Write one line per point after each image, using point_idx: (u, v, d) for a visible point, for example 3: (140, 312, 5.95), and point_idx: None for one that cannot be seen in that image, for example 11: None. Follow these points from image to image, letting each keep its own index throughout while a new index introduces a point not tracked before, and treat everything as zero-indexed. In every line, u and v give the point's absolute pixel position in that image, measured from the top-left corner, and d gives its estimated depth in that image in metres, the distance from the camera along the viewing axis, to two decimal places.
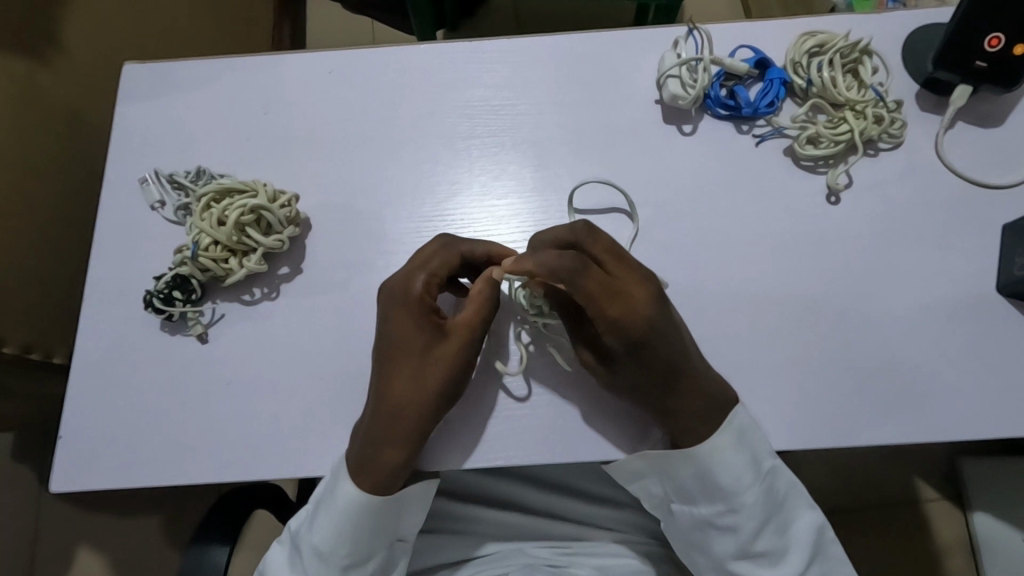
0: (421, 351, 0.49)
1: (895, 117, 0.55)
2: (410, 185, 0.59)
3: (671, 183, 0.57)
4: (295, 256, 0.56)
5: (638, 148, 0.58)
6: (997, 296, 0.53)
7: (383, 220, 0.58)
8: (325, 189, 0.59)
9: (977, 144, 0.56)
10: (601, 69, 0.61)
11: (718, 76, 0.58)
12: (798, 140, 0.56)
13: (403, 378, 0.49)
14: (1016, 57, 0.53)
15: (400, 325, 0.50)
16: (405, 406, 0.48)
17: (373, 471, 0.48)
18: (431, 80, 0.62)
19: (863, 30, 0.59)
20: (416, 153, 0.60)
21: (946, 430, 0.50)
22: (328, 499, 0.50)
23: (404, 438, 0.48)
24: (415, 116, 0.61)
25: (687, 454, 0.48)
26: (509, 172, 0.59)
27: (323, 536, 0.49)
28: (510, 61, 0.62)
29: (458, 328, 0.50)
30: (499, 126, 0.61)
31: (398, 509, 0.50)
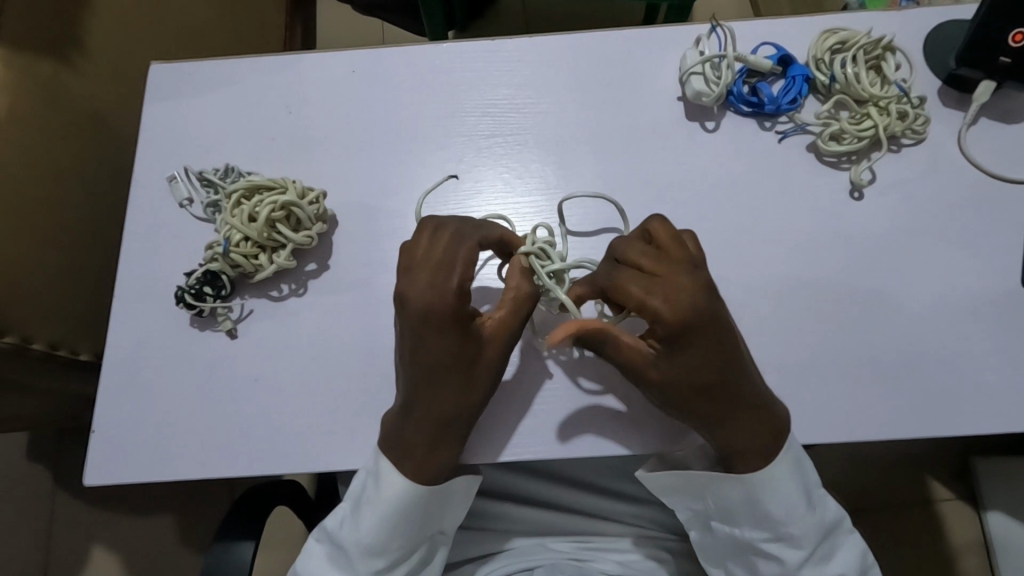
0: (465, 362, 0.47)
1: (919, 113, 0.56)
2: (435, 182, 0.59)
3: (695, 180, 0.58)
4: (320, 253, 0.57)
5: (661, 144, 0.59)
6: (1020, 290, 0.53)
7: (407, 218, 0.58)
8: (351, 186, 0.59)
9: (999, 140, 0.57)
10: (623, 67, 0.62)
11: (741, 73, 0.58)
12: (821, 136, 0.56)
13: (449, 390, 0.47)
14: None
15: (438, 336, 0.46)
16: (456, 416, 0.48)
17: (425, 472, 0.49)
18: (455, 78, 0.63)
19: (885, 27, 0.59)
20: (440, 152, 0.60)
21: (972, 424, 0.51)
22: (370, 494, 0.50)
23: (454, 438, 0.49)
24: (438, 115, 0.61)
25: (739, 480, 0.48)
26: (533, 170, 0.59)
27: (370, 532, 0.50)
28: (533, 60, 0.63)
29: (497, 336, 0.48)
30: (522, 124, 0.61)
31: (442, 503, 0.51)
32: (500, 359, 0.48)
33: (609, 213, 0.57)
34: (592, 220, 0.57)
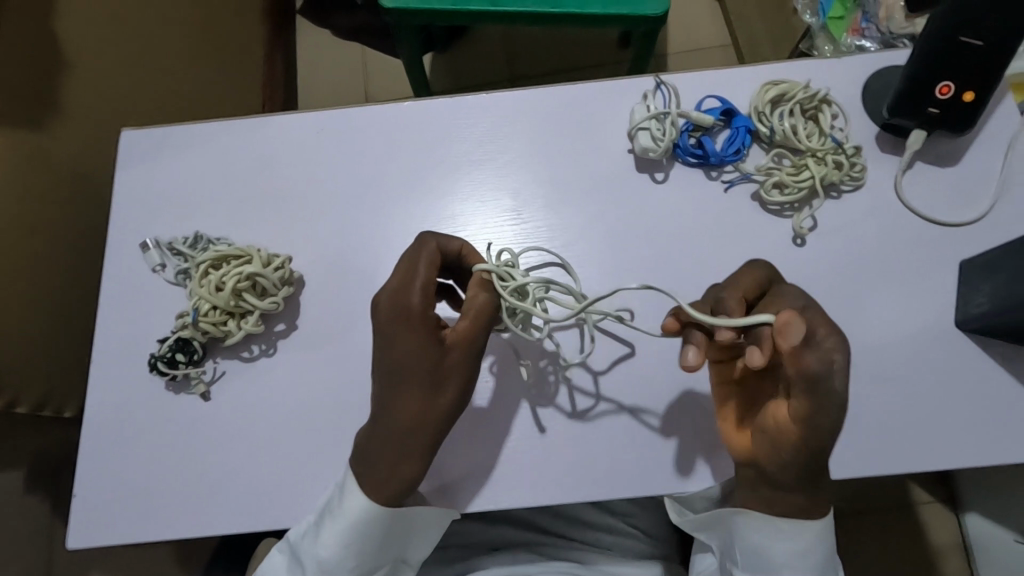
0: (425, 371, 0.48)
1: (854, 162, 0.58)
2: (399, 239, 0.61)
3: (648, 229, 0.60)
4: (289, 313, 0.59)
5: (614, 196, 0.61)
6: (958, 330, 0.56)
7: (374, 273, 0.60)
8: (317, 245, 0.62)
9: (935, 183, 0.59)
10: (577, 120, 0.64)
11: (685, 126, 0.60)
12: (764, 185, 0.58)
13: (410, 401, 0.48)
14: (964, 103, 0.56)
15: (405, 341, 0.48)
16: (420, 424, 0.49)
17: (388, 486, 0.50)
18: (416, 135, 0.64)
19: (825, 75, 0.62)
20: (403, 208, 0.62)
21: (912, 462, 0.53)
22: (334, 507, 0.51)
23: (420, 451, 0.49)
24: (402, 170, 0.63)
25: (791, 538, 0.49)
26: (493, 223, 0.62)
27: (330, 550, 0.51)
28: (492, 115, 0.65)
29: (459, 346, 0.49)
30: (482, 178, 0.63)
31: (403, 527, 0.53)
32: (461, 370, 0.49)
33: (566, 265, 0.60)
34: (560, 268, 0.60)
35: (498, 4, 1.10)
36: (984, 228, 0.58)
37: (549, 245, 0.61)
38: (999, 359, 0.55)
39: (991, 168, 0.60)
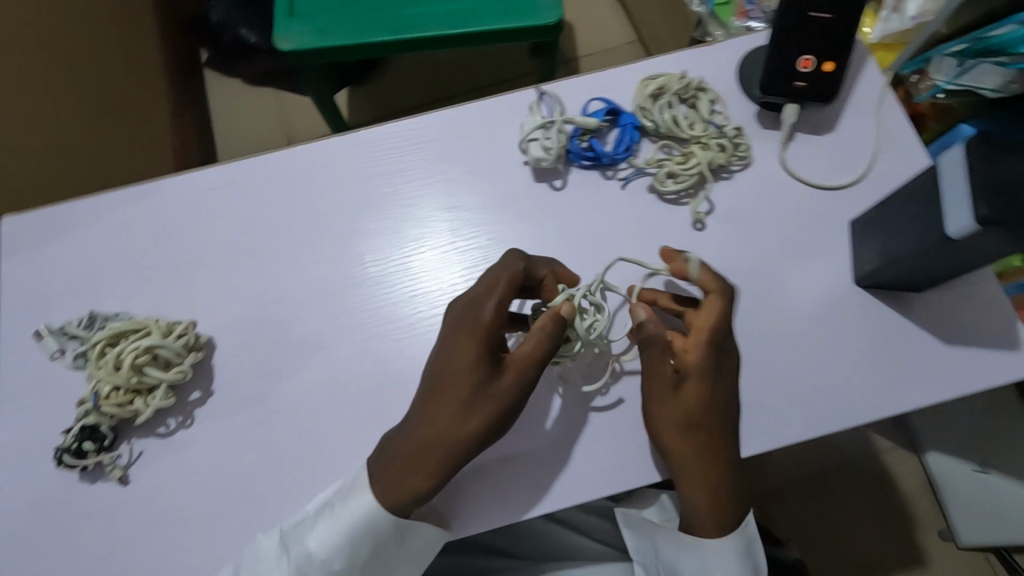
0: (473, 384, 0.49)
1: (738, 142, 0.60)
2: (340, 281, 0.60)
3: (560, 235, 0.61)
4: (202, 380, 0.57)
5: (525, 207, 0.62)
6: (857, 287, 0.58)
7: (307, 321, 0.59)
8: (225, 305, 0.60)
9: (816, 151, 0.62)
10: (479, 137, 0.64)
11: (574, 132, 0.61)
12: (657, 177, 0.60)
13: (447, 409, 0.49)
14: (829, 73, 0.58)
15: (461, 349, 0.50)
16: (451, 437, 0.49)
17: (396, 495, 0.50)
18: (344, 173, 0.63)
19: (700, 63, 0.64)
20: (343, 248, 0.61)
21: (836, 421, 0.54)
22: (336, 502, 0.51)
23: (436, 464, 0.49)
24: (311, 214, 0.62)
25: (696, 547, 0.54)
26: (440, 249, 0.61)
27: (325, 547, 0.50)
28: (418, 141, 0.64)
29: (513, 365, 0.50)
30: (421, 205, 0.62)
31: (396, 538, 0.51)
32: (508, 394, 0.49)
33: None
34: None
35: (399, 33, 1.10)
36: (865, 190, 0.60)
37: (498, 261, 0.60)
38: (895, 314, 0.57)
39: (865, 132, 0.62)
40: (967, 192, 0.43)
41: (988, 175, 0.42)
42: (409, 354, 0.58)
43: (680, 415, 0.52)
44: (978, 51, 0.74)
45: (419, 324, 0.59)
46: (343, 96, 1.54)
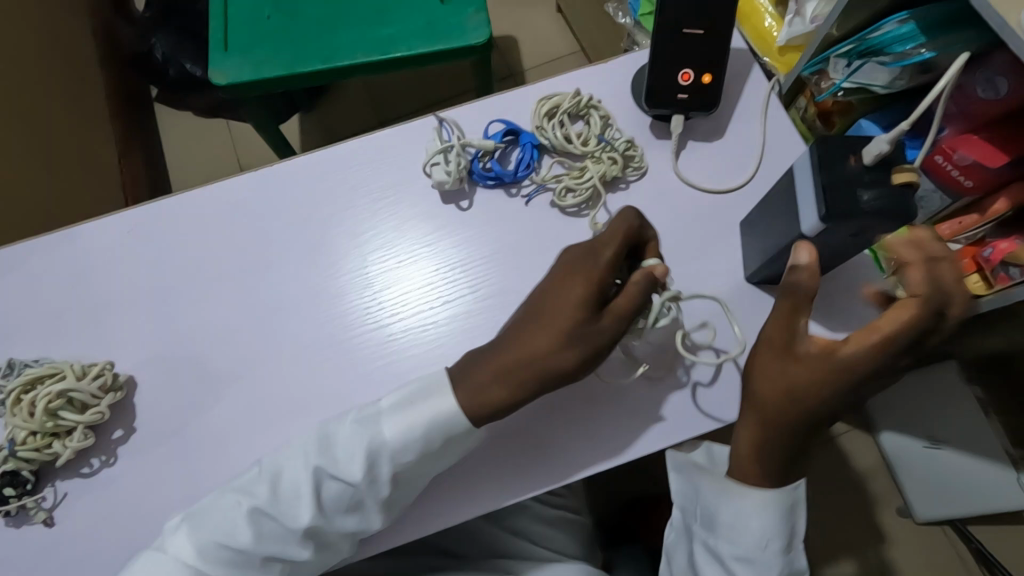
0: (576, 320, 0.52)
1: (631, 154, 0.63)
2: (303, 297, 0.63)
3: (474, 252, 0.63)
4: (126, 419, 0.59)
5: (444, 228, 0.64)
6: (748, 284, 0.61)
7: (282, 336, 0.61)
8: (146, 342, 0.61)
9: (707, 158, 0.65)
10: (396, 162, 0.66)
11: (475, 154, 0.64)
12: (556, 192, 0.63)
13: (552, 337, 0.52)
14: (707, 85, 0.61)
15: (575, 285, 0.53)
16: (542, 360, 0.52)
17: (477, 409, 0.54)
18: (302, 194, 0.66)
19: (593, 81, 0.67)
20: (306, 265, 0.64)
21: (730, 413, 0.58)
22: (418, 400, 0.55)
23: (523, 386, 0.53)
24: (239, 246, 0.64)
25: (741, 492, 0.53)
26: (404, 257, 0.64)
27: (395, 435, 0.54)
28: (371, 159, 0.67)
29: (613, 310, 0.52)
30: (382, 217, 0.65)
31: (453, 445, 0.55)
32: (609, 330, 0.52)
33: (478, 281, 0.62)
34: (473, 282, 0.62)
35: (330, 61, 1.13)
36: (753, 191, 0.64)
37: (459, 265, 0.63)
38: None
39: (752, 135, 0.66)
40: (817, 195, 0.47)
41: (830, 179, 0.46)
42: (375, 360, 0.60)
43: (783, 384, 0.51)
44: (862, 51, 0.76)
45: (411, 323, 0.61)
46: (293, 123, 1.57)
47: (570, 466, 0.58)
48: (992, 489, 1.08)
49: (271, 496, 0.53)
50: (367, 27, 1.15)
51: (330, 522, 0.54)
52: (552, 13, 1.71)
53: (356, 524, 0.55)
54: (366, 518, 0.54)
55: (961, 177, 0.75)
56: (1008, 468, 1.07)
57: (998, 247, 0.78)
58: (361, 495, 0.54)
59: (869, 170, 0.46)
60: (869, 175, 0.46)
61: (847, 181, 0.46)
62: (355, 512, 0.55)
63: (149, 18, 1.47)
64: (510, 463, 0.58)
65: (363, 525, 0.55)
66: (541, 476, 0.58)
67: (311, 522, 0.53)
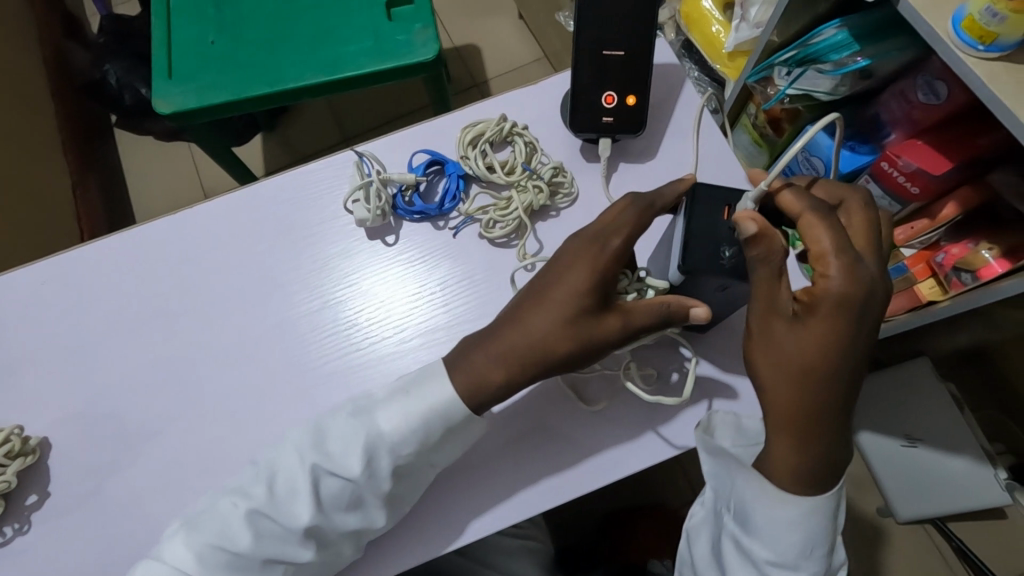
0: (576, 311, 0.50)
1: (559, 181, 0.61)
2: (239, 337, 0.60)
3: (407, 285, 0.61)
4: (38, 484, 0.56)
5: (374, 258, 0.62)
6: None
7: (230, 377, 0.59)
8: (61, 400, 0.59)
9: (640, 179, 0.63)
10: (317, 199, 0.64)
11: (397, 188, 0.62)
12: (483, 224, 0.60)
13: (553, 321, 0.51)
14: (632, 107, 0.61)
15: (580, 275, 0.51)
16: (546, 343, 0.51)
17: (475, 392, 0.52)
18: (234, 230, 0.63)
19: (521, 105, 0.66)
20: (248, 301, 0.61)
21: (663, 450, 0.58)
22: (417, 387, 0.54)
23: (524, 368, 0.52)
24: (163, 291, 0.62)
25: (786, 500, 0.48)
26: (358, 280, 0.62)
27: (394, 426, 0.52)
28: (302, 190, 0.64)
29: (620, 318, 0.51)
30: (329, 242, 0.63)
31: (455, 433, 0.53)
32: (618, 331, 0.51)
33: (438, 296, 0.61)
34: (428, 301, 0.60)
35: (277, 84, 1.07)
36: None
37: (416, 281, 0.61)
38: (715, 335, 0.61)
39: (687, 153, 0.64)
40: (681, 242, 0.50)
41: (693, 226, 0.50)
42: (330, 392, 0.58)
43: (793, 357, 0.47)
44: (802, 59, 0.74)
45: (372, 346, 0.59)
46: (254, 143, 1.51)
47: (512, 504, 0.56)
48: (970, 483, 1.05)
49: (269, 496, 0.51)
50: (313, 47, 1.09)
51: (330, 521, 0.52)
52: (515, 20, 1.62)
53: (358, 522, 0.52)
54: (368, 515, 0.52)
55: (909, 183, 0.74)
56: (986, 465, 1.04)
57: (950, 252, 0.75)
58: (360, 490, 0.52)
59: (739, 226, 0.50)
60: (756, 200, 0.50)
61: (711, 229, 0.50)
62: (356, 510, 0.52)
63: (104, 43, 1.41)
64: (522, 454, 0.58)
65: (366, 523, 0.52)
66: (524, 476, 0.57)
67: (311, 520, 0.51)
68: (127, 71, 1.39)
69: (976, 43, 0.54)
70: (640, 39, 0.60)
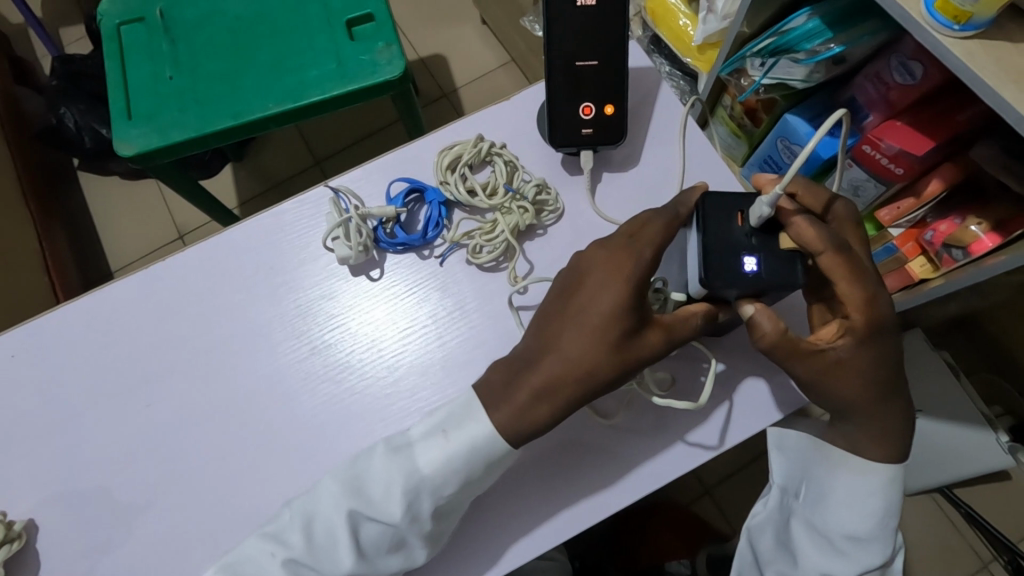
0: (615, 330, 0.48)
1: (543, 198, 0.60)
2: (231, 390, 0.58)
3: (405, 315, 0.59)
4: (27, 571, 0.53)
5: (373, 293, 0.60)
6: None
7: (240, 430, 0.56)
8: (45, 480, 0.56)
9: (623, 189, 0.62)
10: (289, 238, 0.62)
11: (377, 221, 0.60)
12: (469, 249, 0.59)
13: (594, 343, 0.48)
14: (609, 117, 0.60)
15: (615, 292, 0.49)
16: (591, 368, 0.48)
17: (520, 432, 0.49)
18: (219, 280, 0.61)
19: (496, 121, 0.64)
20: (242, 351, 0.59)
21: (680, 464, 0.56)
22: (455, 424, 0.50)
23: (569, 401, 0.49)
24: (147, 349, 0.59)
25: (864, 470, 0.52)
26: (355, 321, 0.59)
27: (434, 468, 0.49)
28: (282, 232, 0.62)
29: (659, 333, 0.49)
30: (321, 282, 0.61)
31: (496, 467, 0.51)
32: (659, 346, 0.49)
33: (436, 329, 0.59)
34: (430, 333, 0.58)
35: (241, 116, 1.03)
36: None
37: (415, 313, 0.59)
38: (715, 341, 0.60)
39: (671, 157, 0.63)
40: (700, 256, 0.49)
41: (711, 242, 0.48)
42: (336, 439, 0.56)
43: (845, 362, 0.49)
44: (776, 48, 0.74)
45: (387, 388, 0.57)
46: (225, 174, 1.48)
47: (542, 532, 0.54)
48: (975, 452, 1.04)
49: (307, 545, 0.49)
50: (274, 75, 1.06)
51: (372, 565, 0.50)
52: (477, 26, 1.59)
53: (400, 562, 0.51)
54: (410, 555, 0.50)
55: (892, 165, 0.73)
56: (987, 430, 1.03)
57: (938, 229, 0.75)
58: (402, 533, 0.49)
59: (756, 233, 0.49)
60: (757, 235, 0.48)
61: (729, 241, 0.48)
62: (398, 550, 0.50)
63: (55, 87, 1.35)
64: (544, 472, 0.56)
65: (408, 562, 0.51)
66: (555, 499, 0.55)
67: (354, 566, 0.49)
68: (85, 113, 1.33)
69: (951, 23, 0.52)
70: (613, 45, 0.59)
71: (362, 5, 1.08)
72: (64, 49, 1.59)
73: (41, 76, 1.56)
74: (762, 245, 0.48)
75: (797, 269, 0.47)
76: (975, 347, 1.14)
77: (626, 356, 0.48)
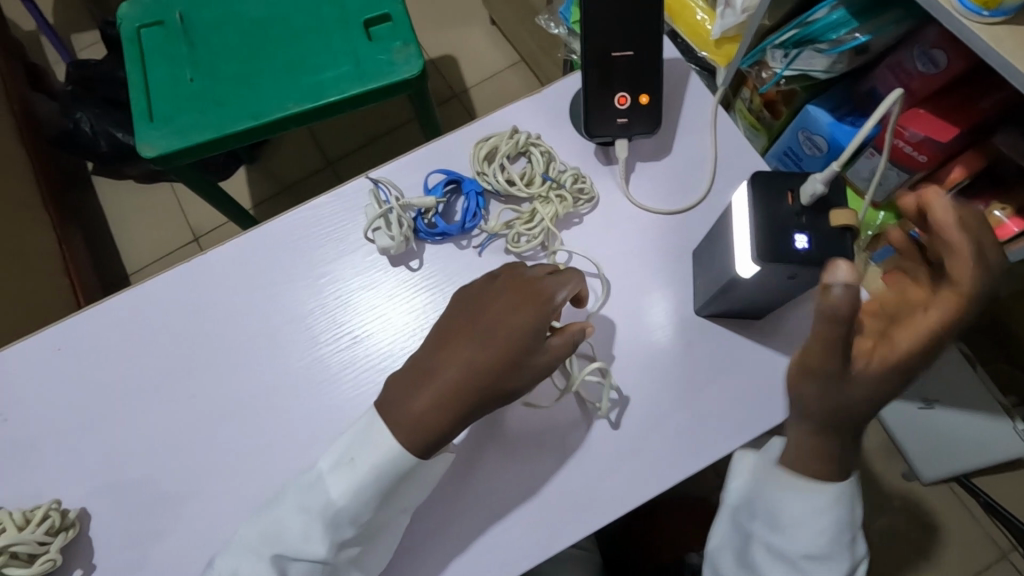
0: (518, 344, 0.50)
1: (580, 187, 0.61)
2: (272, 381, 0.58)
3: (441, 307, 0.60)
4: (80, 559, 0.54)
5: (406, 287, 0.61)
6: (701, 318, 0.60)
7: (286, 419, 0.57)
8: (92, 471, 0.57)
9: (656, 179, 0.64)
10: (328, 230, 0.63)
11: (417, 212, 0.61)
12: (508, 239, 0.60)
13: (493, 355, 0.50)
14: (643, 107, 0.61)
15: (525, 314, 0.51)
16: (491, 379, 0.49)
17: (422, 441, 0.49)
18: (258, 274, 0.61)
19: (527, 114, 0.65)
20: (279, 345, 0.59)
21: (721, 447, 0.56)
22: (359, 451, 0.50)
23: (469, 408, 0.50)
24: (189, 342, 0.60)
25: (808, 488, 0.49)
26: (390, 313, 0.60)
27: (344, 498, 0.49)
28: (316, 227, 0.63)
29: (550, 351, 0.51)
30: (359, 274, 0.61)
31: (415, 479, 0.51)
32: (545, 371, 0.51)
33: None
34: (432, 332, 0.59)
35: (261, 116, 1.05)
36: (710, 204, 0.62)
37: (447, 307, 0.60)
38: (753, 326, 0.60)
39: (701, 146, 0.64)
40: (751, 236, 0.48)
41: (760, 218, 0.48)
42: None
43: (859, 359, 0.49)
44: (800, 39, 0.75)
45: None
46: (240, 176, 1.49)
47: (584, 517, 0.55)
48: (990, 439, 1.04)
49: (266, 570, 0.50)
50: (292, 76, 1.07)
51: None
52: (487, 27, 1.61)
53: None
54: None
55: (915, 153, 0.74)
56: (1003, 419, 1.04)
57: None
58: (332, 566, 0.50)
59: (805, 211, 0.48)
60: (807, 213, 0.48)
61: (778, 217, 0.48)
62: None
63: (71, 92, 1.37)
64: (582, 456, 0.56)
65: None
66: (596, 484, 0.56)
67: None
68: (100, 118, 1.34)
69: (980, 9, 0.53)
70: (643, 37, 0.60)
71: (378, 6, 1.09)
72: (77, 55, 1.60)
73: (54, 82, 1.57)
74: (811, 223, 0.47)
75: (847, 247, 0.47)
76: (990, 336, 1.15)
77: (522, 370, 0.50)
